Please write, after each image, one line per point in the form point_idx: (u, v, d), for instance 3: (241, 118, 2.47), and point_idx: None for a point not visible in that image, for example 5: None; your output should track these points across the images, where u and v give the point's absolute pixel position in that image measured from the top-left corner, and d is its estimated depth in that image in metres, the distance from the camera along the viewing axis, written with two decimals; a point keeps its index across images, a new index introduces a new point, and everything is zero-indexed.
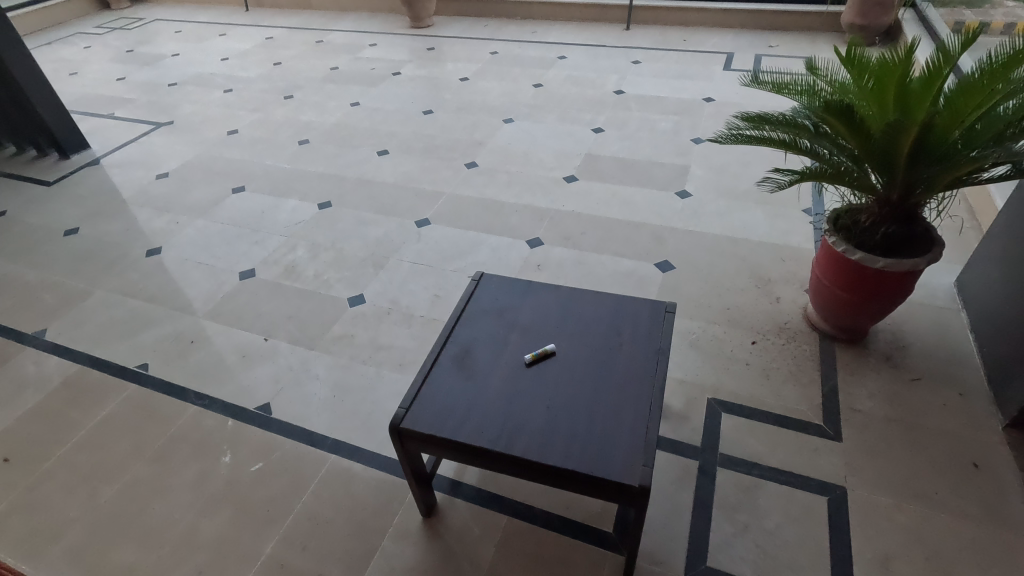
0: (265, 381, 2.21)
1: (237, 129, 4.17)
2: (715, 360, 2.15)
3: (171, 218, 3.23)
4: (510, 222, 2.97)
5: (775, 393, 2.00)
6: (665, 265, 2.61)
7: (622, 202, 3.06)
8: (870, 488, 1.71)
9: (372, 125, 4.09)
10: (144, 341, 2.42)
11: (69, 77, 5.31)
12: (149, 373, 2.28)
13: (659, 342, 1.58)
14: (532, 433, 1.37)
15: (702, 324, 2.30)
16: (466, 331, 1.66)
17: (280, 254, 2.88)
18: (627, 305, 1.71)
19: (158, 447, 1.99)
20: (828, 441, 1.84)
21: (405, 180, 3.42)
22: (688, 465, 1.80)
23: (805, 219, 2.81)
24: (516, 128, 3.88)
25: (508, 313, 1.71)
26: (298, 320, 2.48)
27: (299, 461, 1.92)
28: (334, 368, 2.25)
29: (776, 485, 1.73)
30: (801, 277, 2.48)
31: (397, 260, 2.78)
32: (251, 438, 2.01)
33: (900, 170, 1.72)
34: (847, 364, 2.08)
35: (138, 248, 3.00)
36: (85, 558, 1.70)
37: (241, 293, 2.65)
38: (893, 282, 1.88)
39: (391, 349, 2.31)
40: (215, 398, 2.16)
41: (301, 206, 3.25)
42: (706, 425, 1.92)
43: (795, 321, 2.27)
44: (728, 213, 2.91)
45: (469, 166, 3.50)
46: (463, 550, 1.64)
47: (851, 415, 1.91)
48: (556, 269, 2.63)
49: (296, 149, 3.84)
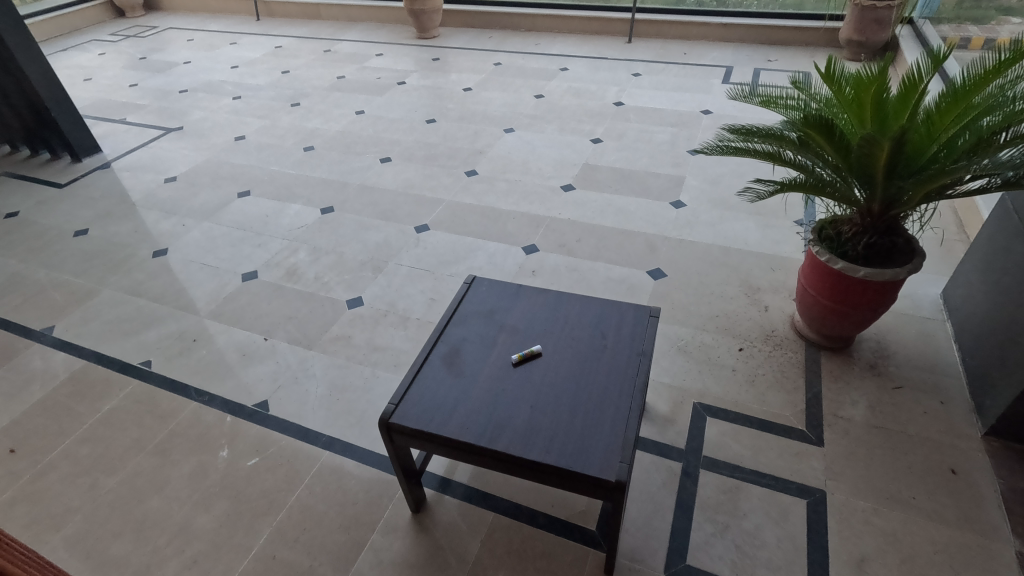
0: (263, 380, 2.27)
1: (245, 135, 4.27)
2: (702, 365, 2.20)
3: (178, 220, 3.32)
4: (507, 229, 3.03)
5: (760, 399, 2.05)
6: (657, 272, 2.66)
7: (617, 211, 3.11)
8: (849, 492, 1.74)
9: (376, 133, 4.18)
10: (147, 339, 2.49)
11: (83, 82, 5.45)
12: (152, 369, 2.35)
13: (641, 345, 1.63)
14: (514, 429, 1.43)
15: (690, 330, 2.35)
16: (456, 331, 1.72)
17: (282, 256, 2.96)
18: (613, 309, 1.76)
19: (158, 441, 2.05)
20: (809, 446, 1.88)
21: (407, 187, 3.49)
22: (672, 467, 1.85)
23: (795, 229, 2.86)
24: (516, 138, 3.96)
25: (497, 314, 1.77)
26: (298, 321, 2.54)
27: (293, 457, 1.98)
28: (331, 367, 2.31)
29: (757, 487, 1.77)
30: (789, 286, 2.53)
31: (395, 264, 2.85)
32: (249, 433, 2.07)
33: (879, 184, 1.76)
34: (832, 371, 2.12)
35: (144, 249, 3.09)
36: (85, 546, 1.76)
37: (244, 294, 2.72)
38: (874, 292, 1.93)
39: (387, 350, 2.37)
40: (215, 394, 2.22)
41: (304, 210, 3.33)
42: (691, 427, 1.97)
43: (782, 329, 2.31)
44: (721, 222, 2.97)
45: (469, 174, 3.58)
46: (450, 544, 1.69)
47: (834, 421, 1.95)
48: (550, 275, 2.69)
49: (301, 155, 3.94)
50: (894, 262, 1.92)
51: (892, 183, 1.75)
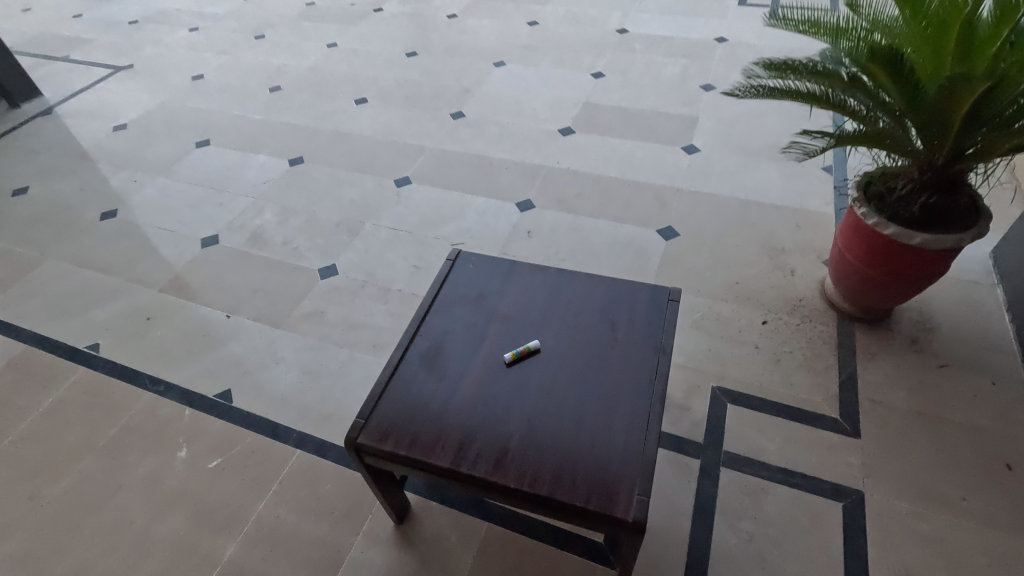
0: (226, 365, 2.01)
1: (203, 74, 3.81)
2: (720, 343, 1.94)
3: (129, 176, 2.96)
4: (499, 182, 2.69)
5: (787, 382, 1.81)
6: (668, 232, 2.36)
7: (623, 159, 2.77)
8: (890, 492, 1.54)
9: (351, 70, 3.72)
10: (96, 318, 2.21)
11: (21, 14, 4.85)
12: (101, 354, 2.08)
13: (658, 338, 1.36)
14: (507, 450, 1.18)
15: (706, 300, 2.08)
16: (438, 321, 1.44)
17: (246, 218, 2.63)
18: (624, 291, 1.48)
19: (109, 440, 1.82)
20: (844, 437, 1.66)
21: (385, 133, 3.11)
22: (689, 463, 1.63)
23: (824, 179, 2.53)
24: (507, 73, 3.53)
25: (487, 299, 1.49)
26: (266, 294, 2.26)
27: (261, 456, 1.75)
28: (302, 350, 2.05)
29: (785, 487, 1.57)
30: (818, 246, 2.24)
31: (373, 225, 2.52)
32: (211, 429, 1.83)
33: (953, 136, 1.44)
34: (868, 348, 1.87)
35: (92, 210, 2.75)
36: (27, 565, 1.56)
37: (204, 263, 2.42)
38: (927, 261, 1.65)
39: (365, 328, 2.10)
40: (171, 383, 1.97)
41: (271, 162, 2.97)
42: (709, 417, 1.74)
43: (811, 298, 2.05)
44: (740, 171, 2.63)
45: (455, 116, 3.19)
46: (438, 560, 1.50)
47: (871, 407, 1.72)
48: (548, 236, 2.39)
49: (267, 97, 3.51)
50: (953, 226, 1.63)
51: (969, 134, 1.44)
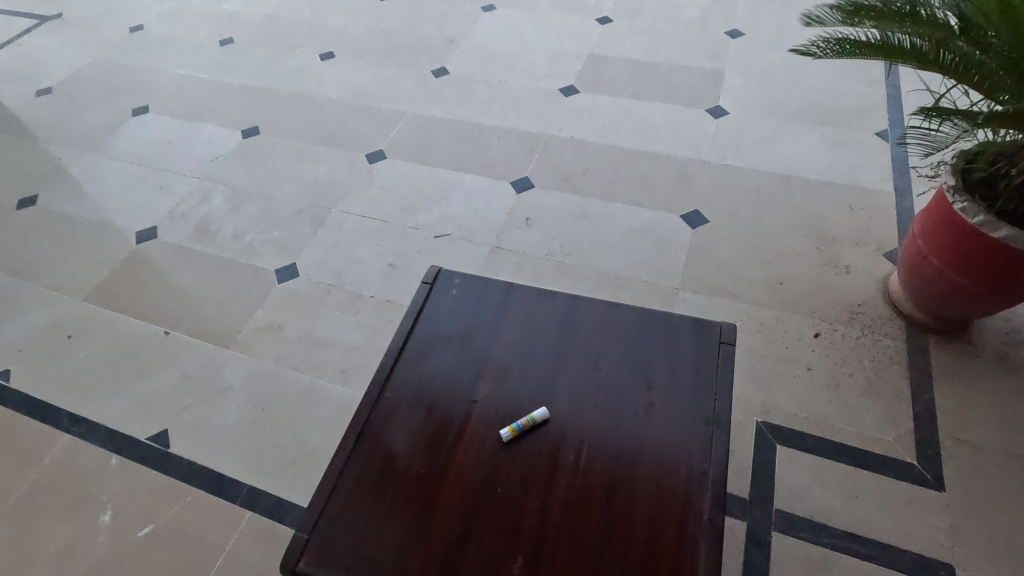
0: (163, 398, 1.66)
1: (143, 25, 3.27)
2: (764, 363, 1.59)
3: (53, 152, 2.50)
4: (490, 156, 2.26)
5: (850, 416, 1.47)
6: (694, 218, 1.97)
7: (637, 126, 2.33)
8: (986, 566, 1.23)
9: (316, 17, 3.19)
10: (7, 336, 1.83)
11: None
12: (10, 384, 1.71)
13: (709, 400, 1.01)
14: None
15: (744, 306, 1.72)
16: (411, 375, 1.08)
17: (189, 205, 2.21)
18: (659, 329, 1.11)
19: (16, 499, 1.48)
20: (924, 491, 1.33)
21: (356, 96, 2.64)
22: (733, 527, 1.31)
23: (878, 148, 2.12)
24: (497, 19, 3.01)
25: (477, 340, 1.13)
26: (212, 303, 1.88)
27: (203, 521, 1.42)
28: (256, 376, 1.68)
29: (854, 560, 1.25)
30: (876, 234, 1.85)
31: (341, 213, 2.11)
32: (142, 484, 1.49)
33: None
34: (946, 368, 1.53)
35: (7, 196, 2.31)
36: None
37: (138, 263, 2.02)
38: None
39: (331, 347, 1.74)
40: (95, 422, 1.62)
41: (221, 133, 2.51)
42: (755, 463, 1.41)
43: (872, 303, 1.68)
44: (777, 139, 2.21)
45: (437, 74, 2.71)
46: None
47: (955, 448, 1.39)
48: (550, 224, 1.99)
49: (217, 52, 3.00)
50: None
51: None
